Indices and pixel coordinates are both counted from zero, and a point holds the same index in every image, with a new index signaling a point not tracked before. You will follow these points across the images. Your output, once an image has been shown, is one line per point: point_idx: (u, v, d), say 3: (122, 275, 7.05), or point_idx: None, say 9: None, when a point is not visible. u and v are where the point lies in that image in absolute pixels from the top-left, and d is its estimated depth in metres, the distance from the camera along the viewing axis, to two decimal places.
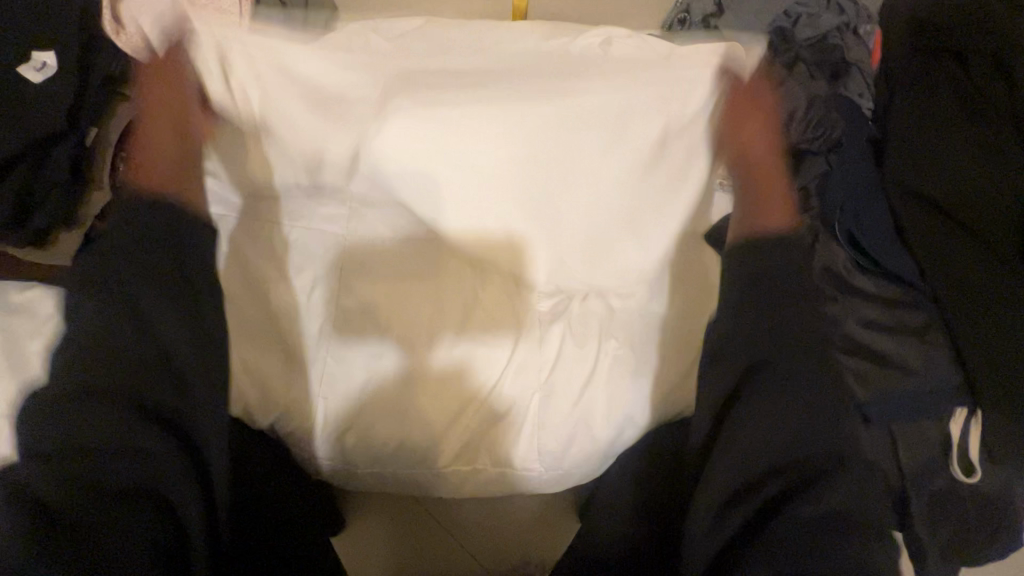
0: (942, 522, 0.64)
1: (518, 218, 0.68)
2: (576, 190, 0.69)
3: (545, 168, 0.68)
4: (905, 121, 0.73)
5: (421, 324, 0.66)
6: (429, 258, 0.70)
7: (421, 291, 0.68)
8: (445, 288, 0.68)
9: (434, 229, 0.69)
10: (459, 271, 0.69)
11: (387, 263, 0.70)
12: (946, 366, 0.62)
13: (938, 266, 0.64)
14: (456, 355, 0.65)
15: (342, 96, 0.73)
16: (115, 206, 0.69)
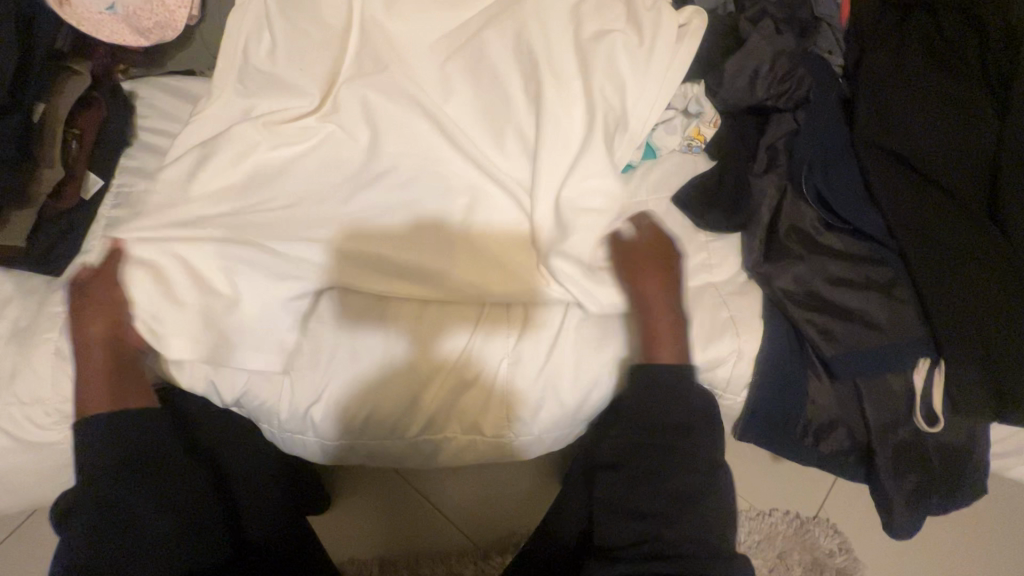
0: (909, 474, 0.64)
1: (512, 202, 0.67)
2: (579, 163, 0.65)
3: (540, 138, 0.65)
4: (876, 72, 0.71)
5: (386, 301, 0.66)
6: (427, 245, 0.66)
7: (416, 273, 0.65)
8: (421, 278, 0.65)
9: (442, 218, 0.67)
10: (456, 250, 0.66)
11: (371, 244, 0.66)
12: (913, 319, 0.62)
13: (904, 223, 0.64)
14: (430, 336, 0.64)
15: (294, 70, 0.69)
16: (72, 185, 0.68)
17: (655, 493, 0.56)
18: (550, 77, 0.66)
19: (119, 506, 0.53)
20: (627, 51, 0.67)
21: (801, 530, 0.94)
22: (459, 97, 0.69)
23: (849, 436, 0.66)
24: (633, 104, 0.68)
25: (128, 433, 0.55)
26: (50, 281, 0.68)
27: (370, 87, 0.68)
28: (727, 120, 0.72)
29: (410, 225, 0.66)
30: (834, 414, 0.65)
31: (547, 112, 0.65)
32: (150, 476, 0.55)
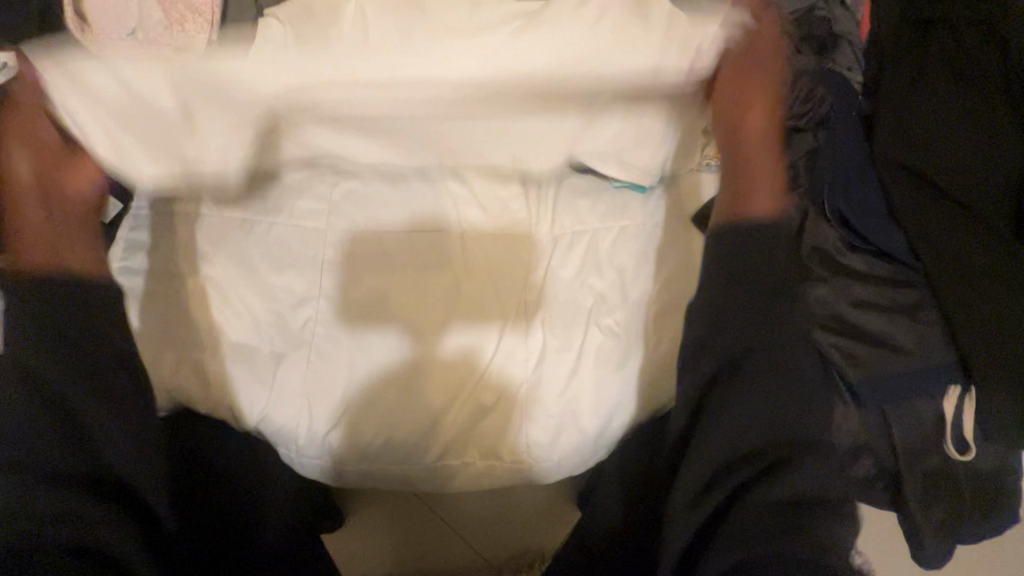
0: (938, 501, 0.62)
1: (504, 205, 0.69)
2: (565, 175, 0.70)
3: (526, 149, 0.69)
4: (897, 90, 0.70)
5: (393, 322, 0.65)
6: (426, 249, 0.67)
7: (431, 288, 0.66)
8: (424, 270, 0.67)
9: (443, 219, 0.68)
10: (459, 261, 0.67)
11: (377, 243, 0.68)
12: (941, 344, 0.61)
13: (930, 245, 0.63)
14: (432, 334, 0.65)
15: None
16: (91, 209, 0.68)
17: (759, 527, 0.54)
18: (540, 92, 0.66)
19: (30, 507, 0.48)
20: (650, 73, 0.66)
21: None
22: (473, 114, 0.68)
23: (876, 463, 0.64)
24: (647, 130, 0.69)
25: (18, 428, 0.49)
26: None
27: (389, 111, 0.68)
28: None
29: (409, 224, 0.68)
30: (861, 441, 0.63)
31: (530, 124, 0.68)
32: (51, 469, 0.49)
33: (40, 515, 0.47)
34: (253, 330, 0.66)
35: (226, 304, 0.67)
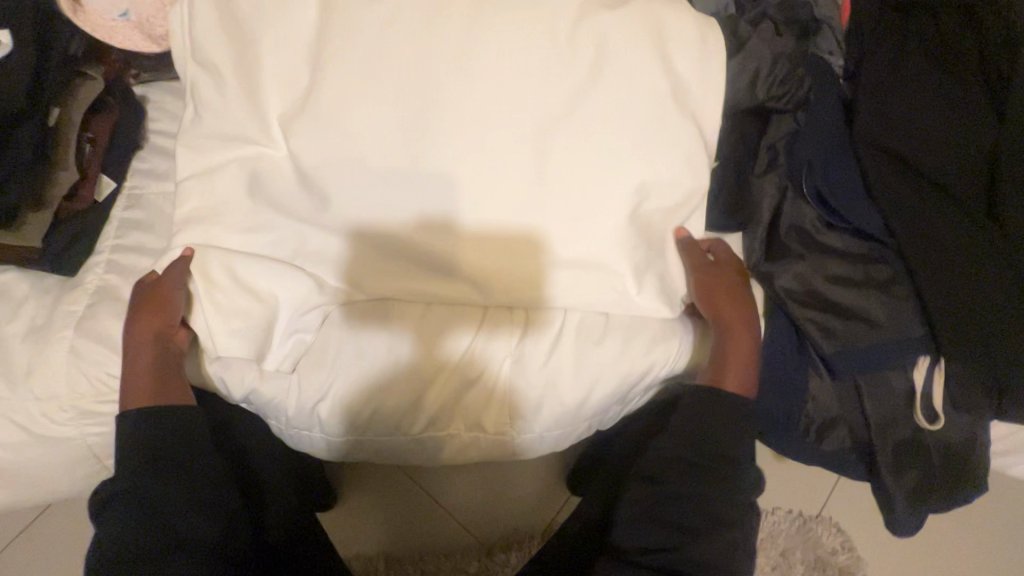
0: (908, 472, 0.64)
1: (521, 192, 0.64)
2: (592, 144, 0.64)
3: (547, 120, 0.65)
4: (875, 71, 0.72)
5: (386, 290, 0.66)
6: (434, 246, 0.65)
7: (421, 266, 0.66)
8: (404, 268, 0.66)
9: (452, 217, 0.64)
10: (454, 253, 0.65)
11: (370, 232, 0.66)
12: (914, 318, 0.63)
13: (903, 222, 0.64)
14: (426, 313, 0.66)
15: None
16: (85, 188, 0.70)
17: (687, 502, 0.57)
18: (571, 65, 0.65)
19: (152, 481, 0.56)
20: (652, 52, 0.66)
21: (803, 527, 0.98)
22: None
23: (849, 435, 0.66)
24: None
25: (166, 424, 0.60)
26: (65, 281, 0.70)
27: None
28: (728, 120, 0.73)
29: (416, 219, 0.65)
30: (834, 413, 0.65)
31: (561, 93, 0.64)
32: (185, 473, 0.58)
33: (163, 503, 0.56)
34: None
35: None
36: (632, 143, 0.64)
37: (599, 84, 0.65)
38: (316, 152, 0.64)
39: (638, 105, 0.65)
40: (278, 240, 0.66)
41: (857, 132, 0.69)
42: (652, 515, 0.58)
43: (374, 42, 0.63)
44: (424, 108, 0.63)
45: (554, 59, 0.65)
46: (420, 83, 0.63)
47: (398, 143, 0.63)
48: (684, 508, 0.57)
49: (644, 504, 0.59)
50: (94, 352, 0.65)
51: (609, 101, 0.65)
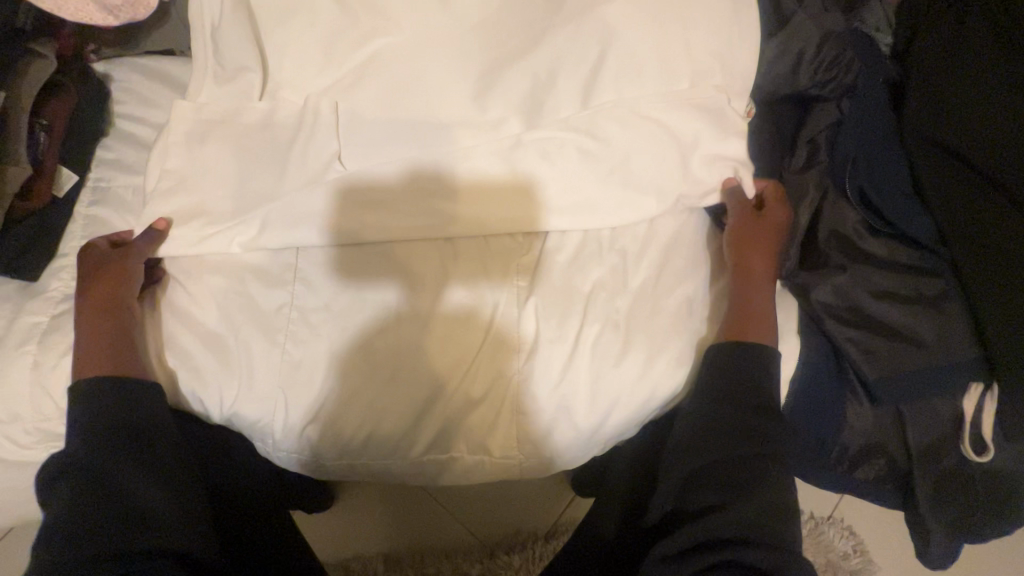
0: (951, 506, 0.59)
1: (524, 180, 0.61)
2: (611, 121, 0.61)
3: (542, 99, 0.62)
4: (932, 55, 0.64)
5: (381, 295, 0.60)
6: (422, 203, 0.61)
7: (416, 271, 0.60)
8: (400, 268, 0.60)
9: (445, 173, 0.61)
10: (459, 243, 0.61)
11: (369, 233, 0.60)
12: (965, 340, 0.56)
13: (958, 231, 0.57)
14: (430, 329, 0.59)
15: (280, 60, 0.63)
16: (41, 182, 0.63)
17: (727, 470, 0.52)
18: (579, 39, 0.61)
19: (111, 473, 0.50)
20: (669, 35, 0.61)
21: (815, 530, 0.95)
22: (460, 77, 0.62)
23: (887, 464, 0.60)
24: (657, 93, 0.61)
25: (129, 414, 0.54)
26: (26, 288, 0.63)
27: (377, 77, 0.62)
28: (765, 109, 0.66)
29: (408, 195, 0.61)
30: (872, 440, 0.60)
31: (573, 68, 0.62)
32: (157, 473, 0.52)
33: (109, 487, 0.50)
34: (223, 315, 0.61)
35: (189, 290, 0.62)
36: (646, 133, 0.61)
37: (617, 50, 0.61)
38: (322, 151, 0.62)
39: (643, 86, 0.61)
40: (269, 233, 0.61)
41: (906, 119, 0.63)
42: (685, 493, 0.52)
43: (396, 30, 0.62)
44: (422, 88, 0.62)
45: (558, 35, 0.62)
46: (425, 88, 0.62)
47: (398, 140, 0.62)
48: (721, 489, 0.51)
49: (678, 481, 0.53)
50: (56, 370, 0.59)
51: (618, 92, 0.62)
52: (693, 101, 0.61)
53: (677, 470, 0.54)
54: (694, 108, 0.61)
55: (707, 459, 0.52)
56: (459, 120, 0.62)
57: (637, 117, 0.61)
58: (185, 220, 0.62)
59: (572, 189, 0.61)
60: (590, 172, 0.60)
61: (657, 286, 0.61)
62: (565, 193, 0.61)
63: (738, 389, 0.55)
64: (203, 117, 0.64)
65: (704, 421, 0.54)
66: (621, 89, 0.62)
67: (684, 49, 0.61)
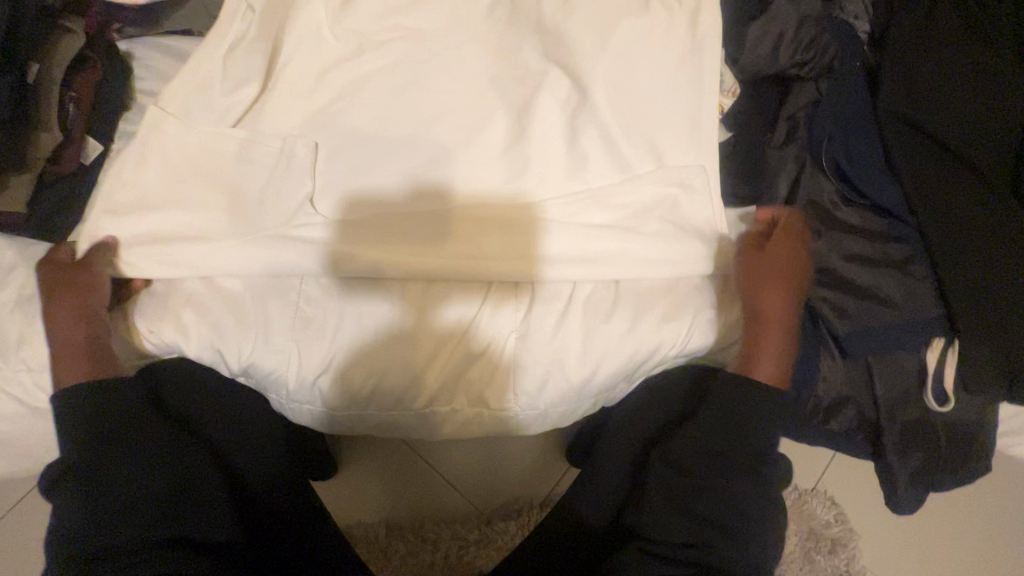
0: (919, 456, 0.63)
1: (519, 159, 0.67)
2: (600, 105, 0.68)
3: (535, 87, 0.69)
4: (902, 40, 0.69)
5: (380, 254, 0.64)
6: (430, 206, 0.66)
7: (419, 238, 0.65)
8: (406, 235, 0.65)
9: (448, 184, 0.67)
10: (460, 214, 0.66)
11: (380, 205, 0.66)
12: (930, 299, 0.61)
13: (925, 199, 0.62)
14: (435, 290, 0.65)
15: (296, 43, 0.69)
16: (71, 150, 0.67)
17: (718, 504, 0.56)
18: (569, 33, 0.70)
19: (109, 481, 0.55)
20: (648, 28, 0.69)
21: (799, 501, 1.00)
22: (462, 67, 0.70)
23: (858, 417, 0.64)
24: (640, 77, 0.68)
25: (108, 417, 0.57)
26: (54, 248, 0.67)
27: (386, 69, 0.70)
28: (748, 87, 0.70)
29: (409, 191, 0.67)
30: (846, 393, 0.63)
31: (564, 57, 0.69)
32: (150, 463, 0.57)
33: (110, 494, 0.55)
34: (239, 274, 0.65)
35: (205, 251, 0.65)
36: (633, 114, 0.68)
37: (602, 45, 0.69)
38: (334, 132, 0.69)
39: (628, 70, 0.68)
40: (285, 200, 0.66)
41: (880, 99, 0.67)
42: (673, 520, 0.57)
43: (406, 29, 0.71)
44: (425, 79, 0.69)
45: (546, 35, 0.70)
46: (427, 79, 0.69)
47: (407, 122, 0.69)
48: (703, 517, 0.56)
49: (659, 500, 0.58)
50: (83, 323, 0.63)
51: (612, 78, 0.68)
52: (675, 86, 0.68)
53: (670, 486, 0.59)
54: (674, 93, 0.68)
55: (706, 497, 0.57)
56: (461, 106, 0.69)
57: (621, 103, 0.68)
58: (205, 187, 0.66)
59: (565, 166, 0.67)
60: (579, 154, 0.68)
61: (646, 251, 0.65)
62: (560, 166, 0.67)
63: (741, 417, 0.58)
64: (221, 92, 0.68)
65: (718, 458, 0.58)
66: (607, 76, 0.68)
67: (664, 37, 0.68)
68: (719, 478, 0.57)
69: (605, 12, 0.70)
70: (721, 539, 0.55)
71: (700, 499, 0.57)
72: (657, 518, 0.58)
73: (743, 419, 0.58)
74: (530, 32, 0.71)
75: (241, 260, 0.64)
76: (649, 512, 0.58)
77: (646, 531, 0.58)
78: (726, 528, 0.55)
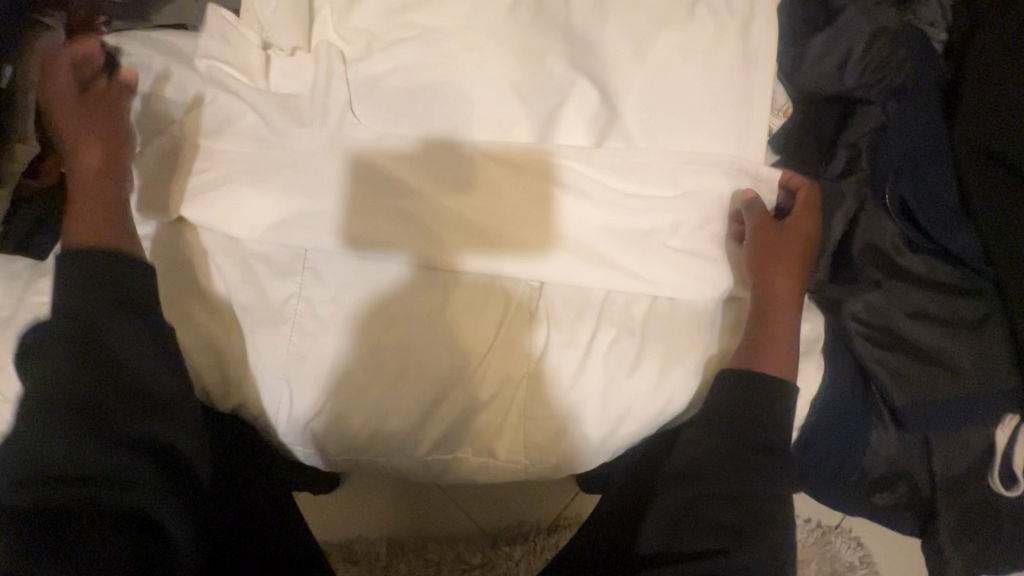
0: (973, 537, 0.57)
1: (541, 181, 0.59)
2: (635, 124, 0.60)
3: (560, 99, 0.61)
4: (991, 56, 0.58)
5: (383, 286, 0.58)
6: (435, 200, 0.59)
7: (423, 268, 0.59)
8: (402, 261, 0.58)
9: (465, 188, 0.59)
10: (477, 229, 0.59)
11: (379, 223, 0.59)
12: (1002, 366, 0.54)
13: (1005, 251, 0.53)
14: (439, 325, 0.58)
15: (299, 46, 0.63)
16: (49, 158, 0.61)
17: (730, 507, 0.50)
18: (599, 41, 0.62)
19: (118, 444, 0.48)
20: (691, 36, 0.60)
21: (823, 540, 0.93)
22: (479, 72, 0.62)
23: (910, 490, 0.58)
24: (681, 92, 0.60)
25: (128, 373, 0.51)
26: (35, 265, 0.63)
27: (393, 73, 0.63)
28: (801, 110, 0.63)
29: (402, 207, 0.59)
30: (897, 464, 0.58)
31: (594, 65, 0.61)
32: (146, 411, 0.47)
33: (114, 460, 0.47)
34: (231, 301, 0.60)
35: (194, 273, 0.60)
36: (670, 134, 0.60)
37: (637, 56, 0.61)
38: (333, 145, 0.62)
39: (667, 84, 0.60)
40: (278, 218, 0.60)
41: (958, 128, 0.58)
42: (676, 528, 0.50)
43: (417, 28, 0.63)
44: (435, 86, 0.62)
45: (574, 39, 0.62)
46: (438, 87, 0.62)
47: (411, 134, 0.61)
48: (705, 526, 0.49)
49: (660, 517, 0.52)
50: None
51: (648, 93, 0.60)
52: (718, 104, 0.60)
53: (672, 492, 0.52)
54: (719, 113, 0.60)
55: (718, 505, 0.50)
56: (475, 118, 0.61)
57: (658, 121, 0.60)
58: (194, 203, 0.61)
59: (590, 187, 0.59)
60: (609, 177, 0.59)
61: (673, 293, 0.58)
62: (583, 188, 0.59)
63: (751, 425, 0.52)
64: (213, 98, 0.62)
65: (720, 446, 0.52)
66: (643, 91, 0.60)
67: (710, 47, 0.60)
68: (730, 473, 0.51)
69: (642, 17, 0.61)
70: (745, 545, 0.48)
71: (710, 500, 0.50)
72: (658, 532, 0.51)
73: (762, 419, 0.52)
74: (556, 35, 0.63)
75: (237, 287, 0.60)
76: (648, 526, 0.52)
77: (650, 553, 0.50)
78: (747, 537, 0.48)
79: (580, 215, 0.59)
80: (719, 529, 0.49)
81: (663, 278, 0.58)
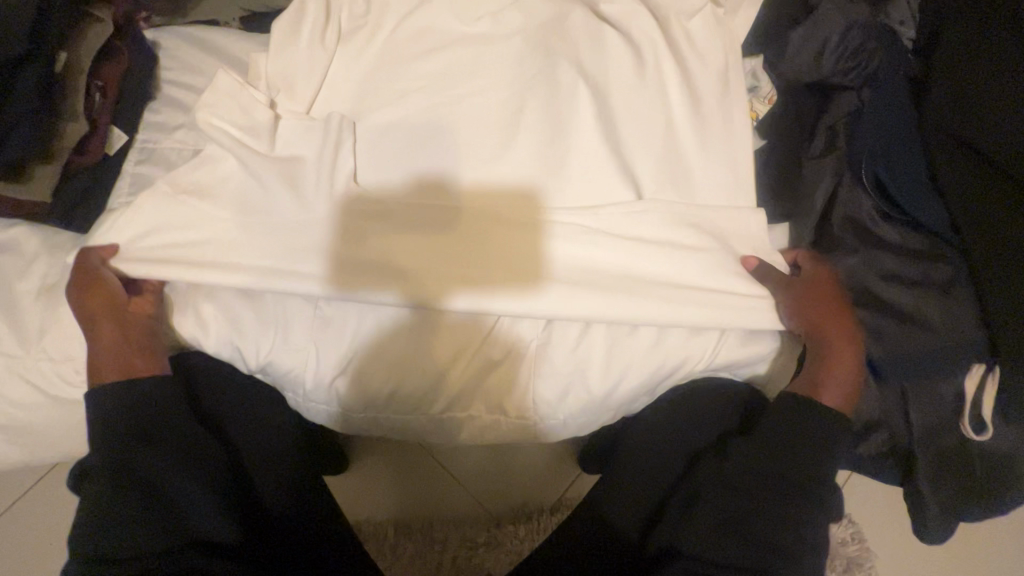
0: (947, 480, 0.62)
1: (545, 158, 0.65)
2: (632, 108, 0.67)
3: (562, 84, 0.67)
4: (954, 46, 0.64)
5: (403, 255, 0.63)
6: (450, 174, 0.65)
7: (426, 240, 0.61)
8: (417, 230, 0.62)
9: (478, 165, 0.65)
10: (487, 201, 0.64)
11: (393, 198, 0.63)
12: (970, 322, 0.58)
13: (969, 218, 0.59)
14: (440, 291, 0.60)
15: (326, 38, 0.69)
16: (94, 140, 0.66)
17: (771, 523, 0.54)
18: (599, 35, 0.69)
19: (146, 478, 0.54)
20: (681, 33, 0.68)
21: None
22: (491, 63, 0.69)
23: (890, 438, 0.64)
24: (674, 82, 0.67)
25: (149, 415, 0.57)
26: (77, 239, 0.68)
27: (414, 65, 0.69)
28: (785, 96, 0.68)
29: (416, 183, 0.64)
30: (876, 414, 0.64)
31: (594, 57, 0.68)
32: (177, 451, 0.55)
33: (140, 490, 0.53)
34: None
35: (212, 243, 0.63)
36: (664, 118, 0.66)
37: (633, 52, 0.68)
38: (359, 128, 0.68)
39: (660, 76, 0.68)
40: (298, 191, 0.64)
41: (925, 110, 0.64)
42: (716, 535, 0.55)
43: (436, 25, 0.70)
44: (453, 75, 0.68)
45: (577, 33, 0.69)
46: (456, 75, 0.68)
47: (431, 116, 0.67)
48: (734, 544, 0.54)
49: (695, 514, 0.57)
50: None
51: (643, 82, 0.67)
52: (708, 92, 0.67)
53: (711, 497, 0.57)
54: (708, 101, 0.68)
55: (751, 514, 0.55)
56: (488, 103, 0.67)
57: (653, 107, 0.67)
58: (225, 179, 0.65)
59: (592, 165, 0.65)
60: (610, 155, 0.65)
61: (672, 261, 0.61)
62: (585, 166, 0.65)
63: (794, 452, 0.56)
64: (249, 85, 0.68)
65: (764, 460, 0.56)
66: (639, 81, 0.68)
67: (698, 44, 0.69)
68: (775, 483, 0.55)
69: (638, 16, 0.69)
70: (777, 554, 0.52)
71: (748, 514, 0.55)
72: (697, 532, 0.56)
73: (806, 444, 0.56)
74: (561, 30, 0.69)
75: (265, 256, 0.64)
76: (684, 526, 0.57)
77: (678, 542, 0.56)
78: (775, 537, 0.53)
79: (581, 189, 0.64)
80: (751, 537, 0.54)
81: (662, 247, 0.62)
